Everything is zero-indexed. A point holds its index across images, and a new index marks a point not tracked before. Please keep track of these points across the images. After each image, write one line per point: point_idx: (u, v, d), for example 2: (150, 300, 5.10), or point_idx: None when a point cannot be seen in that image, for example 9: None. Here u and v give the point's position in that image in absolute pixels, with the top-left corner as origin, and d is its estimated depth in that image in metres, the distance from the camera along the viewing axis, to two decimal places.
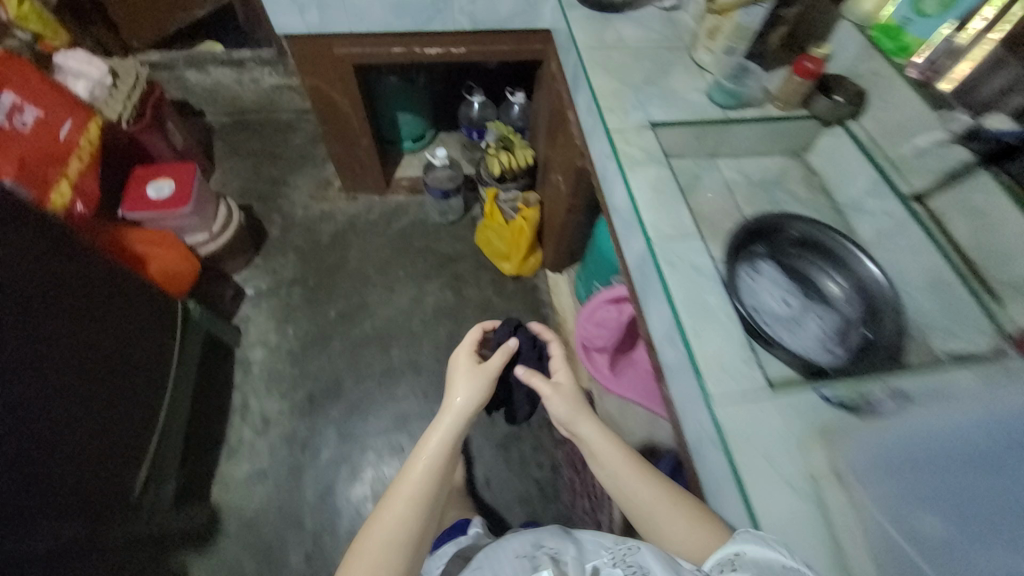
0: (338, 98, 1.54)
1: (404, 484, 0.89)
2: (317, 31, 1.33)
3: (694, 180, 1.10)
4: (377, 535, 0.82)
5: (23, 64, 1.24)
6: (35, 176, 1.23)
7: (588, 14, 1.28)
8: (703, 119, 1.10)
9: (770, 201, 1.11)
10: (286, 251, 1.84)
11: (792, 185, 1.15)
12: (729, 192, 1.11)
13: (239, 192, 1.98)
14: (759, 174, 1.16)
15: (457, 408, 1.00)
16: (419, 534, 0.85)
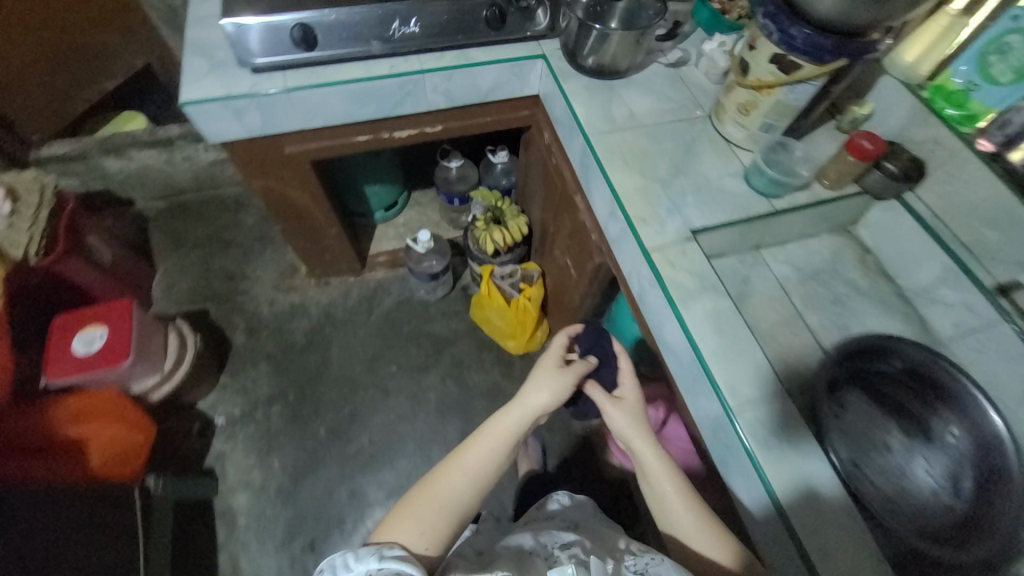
0: (297, 195, 1.29)
1: (468, 456, 0.90)
2: (261, 133, 1.09)
3: (744, 285, 0.93)
4: (437, 494, 0.85)
5: None
6: None
7: (586, 84, 1.09)
8: (747, 213, 0.93)
9: (830, 297, 0.96)
10: (257, 362, 1.59)
11: (849, 269, 1.00)
12: (785, 292, 0.95)
13: (188, 295, 1.70)
14: (811, 261, 1.00)
15: (528, 406, 0.95)
16: (464, 513, 0.86)
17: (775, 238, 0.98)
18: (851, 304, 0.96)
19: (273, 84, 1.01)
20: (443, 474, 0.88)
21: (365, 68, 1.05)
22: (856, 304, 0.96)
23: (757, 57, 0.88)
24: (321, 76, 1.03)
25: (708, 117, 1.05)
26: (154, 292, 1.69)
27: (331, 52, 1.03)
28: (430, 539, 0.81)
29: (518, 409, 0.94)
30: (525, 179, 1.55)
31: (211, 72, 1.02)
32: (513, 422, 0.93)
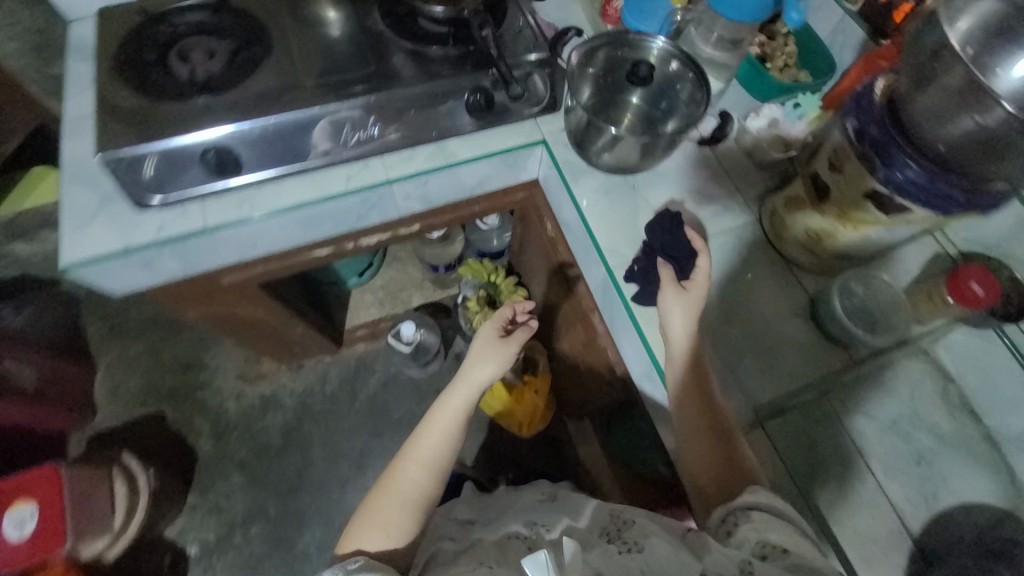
0: (246, 312, 1.05)
1: (421, 446, 0.82)
2: (185, 275, 0.84)
3: (811, 450, 0.75)
4: (391, 492, 0.79)
5: None
6: None
7: (602, 185, 0.85)
8: (818, 371, 0.74)
9: (914, 453, 0.79)
10: (228, 473, 1.41)
11: (928, 409, 0.81)
12: (857, 450, 0.77)
13: (140, 396, 1.47)
14: (888, 403, 0.80)
15: (472, 381, 0.86)
16: (431, 502, 0.81)
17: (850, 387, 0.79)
18: (935, 460, 0.78)
19: (187, 221, 0.75)
20: (397, 466, 0.81)
21: (311, 183, 0.78)
22: (940, 459, 0.79)
23: (842, 184, 0.65)
24: (250, 204, 0.76)
25: (761, 223, 0.82)
26: (99, 395, 1.46)
27: (261, 169, 0.76)
28: (399, 538, 0.77)
29: (462, 386, 0.85)
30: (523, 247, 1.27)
31: (99, 212, 0.75)
32: (461, 399, 0.85)
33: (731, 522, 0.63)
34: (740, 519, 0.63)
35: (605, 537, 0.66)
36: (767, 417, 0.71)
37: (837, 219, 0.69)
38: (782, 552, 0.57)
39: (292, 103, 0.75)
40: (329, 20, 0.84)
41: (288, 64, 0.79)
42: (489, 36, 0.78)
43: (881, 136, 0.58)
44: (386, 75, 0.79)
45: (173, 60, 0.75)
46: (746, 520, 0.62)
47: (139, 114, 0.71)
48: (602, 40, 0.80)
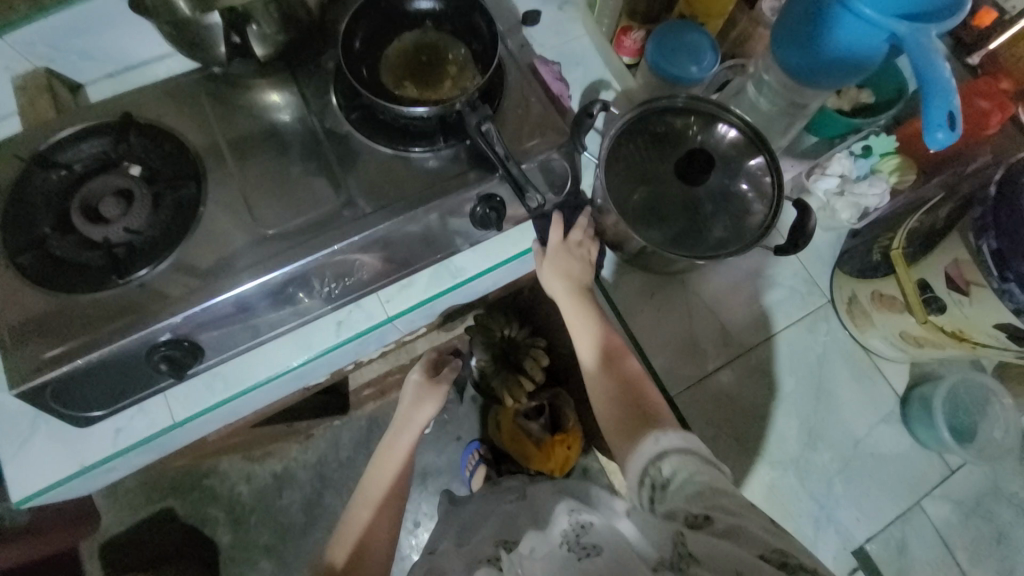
0: (241, 436, 0.93)
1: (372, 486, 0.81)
2: (165, 452, 0.72)
3: (901, 560, 0.66)
4: (347, 545, 0.76)
5: None
6: None
7: (643, 285, 0.70)
8: (914, 488, 0.68)
9: (996, 534, 0.68)
10: (256, 559, 1.36)
11: (1011, 477, 0.70)
12: (946, 546, 0.67)
13: (144, 492, 1.36)
14: (975, 485, 0.69)
15: (412, 422, 0.85)
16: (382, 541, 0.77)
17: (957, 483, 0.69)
18: None
19: (148, 421, 0.62)
20: (349, 517, 0.79)
21: (295, 344, 0.66)
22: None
23: (967, 308, 0.55)
24: (225, 382, 0.63)
25: (834, 308, 0.71)
26: (99, 499, 1.35)
27: (231, 345, 0.62)
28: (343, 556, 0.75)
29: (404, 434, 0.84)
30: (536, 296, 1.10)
31: (37, 426, 0.60)
32: (405, 443, 0.84)
33: (652, 482, 0.52)
34: (661, 478, 0.51)
35: (563, 540, 0.56)
36: (869, 555, 0.65)
37: (951, 338, 0.60)
38: (712, 517, 0.46)
39: (250, 266, 0.57)
40: (274, 115, 0.64)
41: (235, 198, 0.60)
42: (490, 131, 0.58)
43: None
44: (369, 195, 0.61)
45: (80, 223, 0.56)
46: (668, 477, 0.51)
47: (57, 317, 0.54)
48: (638, 113, 0.64)
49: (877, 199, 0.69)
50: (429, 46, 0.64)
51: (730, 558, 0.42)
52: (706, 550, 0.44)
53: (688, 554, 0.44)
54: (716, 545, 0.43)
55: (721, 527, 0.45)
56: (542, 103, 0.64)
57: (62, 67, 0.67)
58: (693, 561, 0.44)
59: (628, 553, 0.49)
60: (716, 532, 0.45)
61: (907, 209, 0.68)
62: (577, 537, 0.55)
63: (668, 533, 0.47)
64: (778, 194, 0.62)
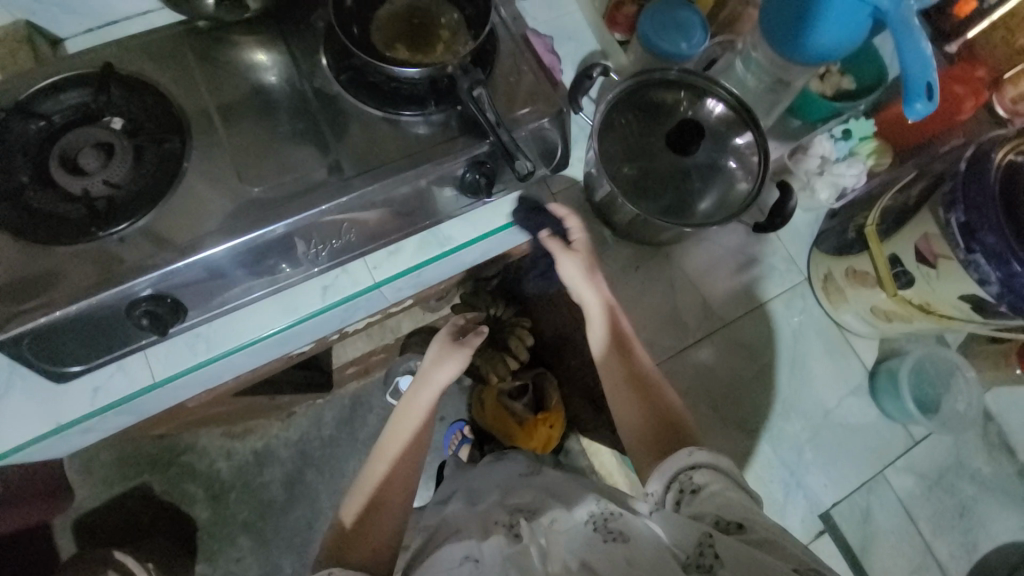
0: (222, 405, 0.92)
1: (387, 445, 0.73)
2: (143, 416, 0.70)
3: (866, 528, 0.69)
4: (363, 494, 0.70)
5: None
6: None
7: (631, 257, 0.72)
8: (881, 458, 0.71)
9: (957, 504, 0.72)
10: (235, 535, 1.35)
11: (972, 450, 0.74)
12: (910, 516, 0.71)
13: (120, 467, 1.34)
14: (939, 458, 0.73)
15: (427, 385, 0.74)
16: (392, 504, 0.70)
17: (924, 454, 0.72)
18: (983, 509, 0.72)
19: (130, 380, 0.61)
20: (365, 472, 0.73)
21: (280, 305, 0.65)
22: (984, 507, 0.72)
23: (935, 281, 0.59)
24: (208, 343, 0.63)
25: (810, 284, 0.73)
26: (72, 472, 1.32)
27: (214, 305, 0.62)
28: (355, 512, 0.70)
29: (424, 398, 0.74)
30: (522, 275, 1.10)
31: (12, 382, 0.59)
32: (419, 403, 0.74)
33: (681, 486, 0.56)
34: (692, 485, 0.55)
35: (590, 520, 0.60)
36: (836, 521, 0.68)
37: (918, 310, 0.63)
38: (745, 528, 0.49)
39: (237, 224, 0.56)
40: (260, 75, 0.63)
41: (221, 156, 0.59)
42: (482, 97, 0.59)
43: (1000, 249, 0.50)
44: (358, 160, 0.60)
45: (60, 176, 0.55)
46: (698, 485, 0.55)
47: (31, 270, 0.53)
48: (631, 85, 0.65)
49: (855, 179, 0.71)
50: (420, 9, 0.63)
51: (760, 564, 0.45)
52: (731, 552, 0.46)
53: (714, 557, 0.47)
54: (747, 552, 0.46)
55: (751, 537, 0.48)
56: (534, 72, 0.64)
57: (43, 20, 0.65)
58: (719, 561, 0.46)
59: (656, 543, 0.52)
60: (749, 540, 0.48)
61: (883, 190, 0.71)
62: (604, 520, 0.58)
63: (697, 532, 0.50)
64: (762, 170, 0.64)
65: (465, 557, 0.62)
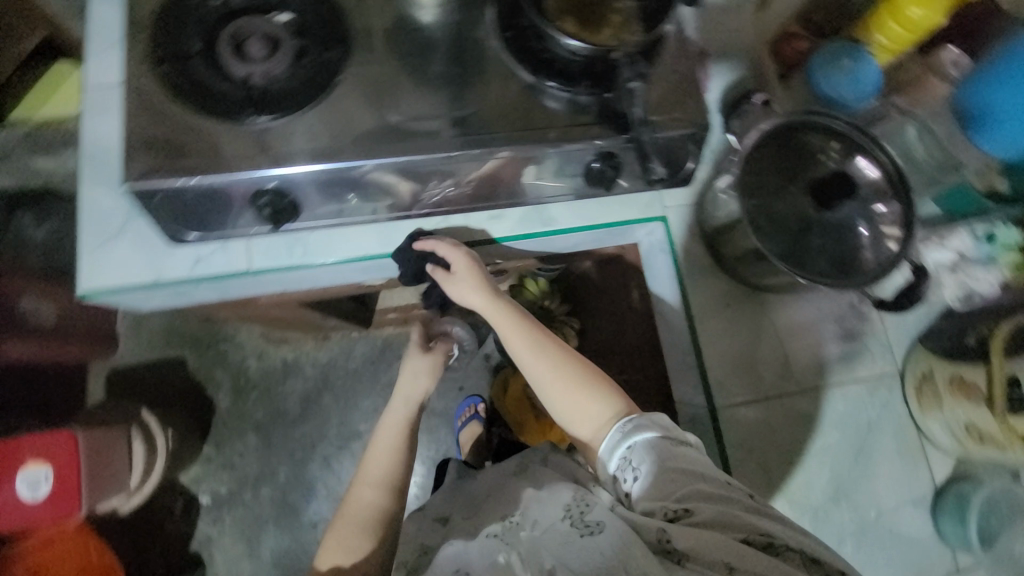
0: (281, 309, 0.95)
1: (369, 468, 0.79)
2: (219, 297, 0.73)
3: None
4: (359, 520, 0.75)
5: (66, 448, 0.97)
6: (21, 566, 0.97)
7: (725, 294, 0.69)
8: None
9: None
10: (244, 431, 1.41)
11: None
12: None
13: (162, 336, 1.41)
14: None
15: (409, 395, 0.87)
16: (387, 518, 0.77)
17: None
18: None
19: (227, 261, 0.64)
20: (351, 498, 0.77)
21: (378, 236, 0.67)
22: None
23: None
24: (303, 249, 0.65)
25: (901, 379, 0.69)
26: (121, 327, 1.41)
27: (321, 215, 0.63)
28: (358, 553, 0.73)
29: (401, 401, 0.86)
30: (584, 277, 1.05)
31: (125, 229, 0.62)
32: (403, 416, 0.85)
33: (625, 478, 0.57)
34: (634, 472, 0.57)
35: (566, 515, 0.58)
36: None
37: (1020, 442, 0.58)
38: (692, 509, 0.52)
39: (373, 146, 0.57)
40: (422, 11, 0.64)
41: (372, 78, 0.60)
42: (634, 91, 0.58)
43: None
44: (495, 116, 0.60)
45: (228, 57, 0.57)
46: (641, 471, 0.56)
47: (182, 133, 0.55)
48: (789, 122, 0.62)
49: (988, 288, 0.67)
50: None
51: (718, 550, 0.48)
52: (688, 539, 0.50)
53: (679, 550, 0.50)
54: (701, 533, 0.50)
55: (698, 517, 0.51)
56: (691, 82, 0.62)
57: None
58: (682, 553, 0.49)
59: (620, 534, 0.52)
60: (698, 521, 0.51)
61: (1013, 305, 0.66)
62: (581, 513, 0.57)
63: (654, 529, 0.52)
64: (898, 245, 0.59)
65: (454, 574, 0.58)
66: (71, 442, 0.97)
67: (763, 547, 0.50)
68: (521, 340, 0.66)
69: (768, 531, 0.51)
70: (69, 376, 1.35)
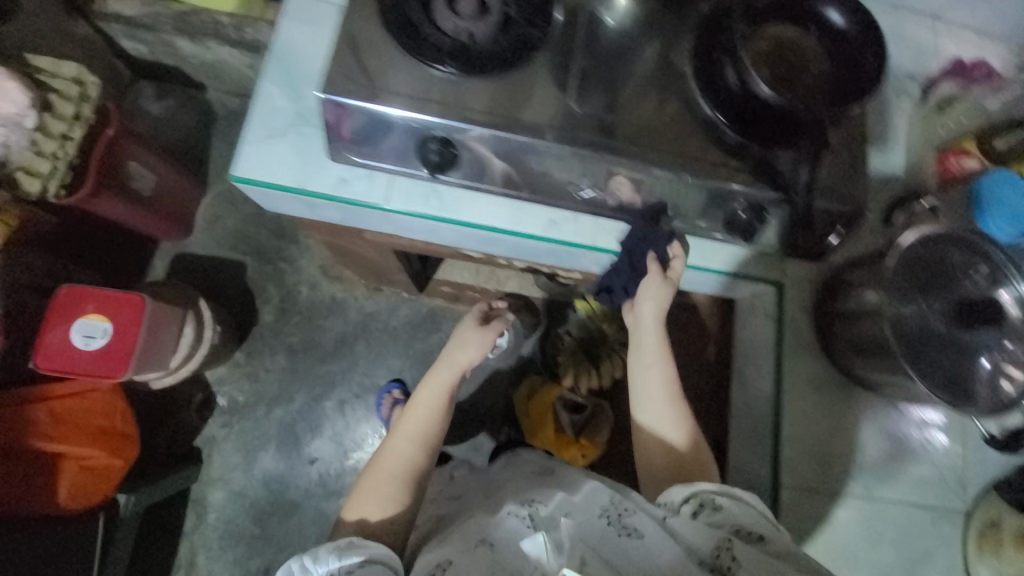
0: (367, 251, 0.98)
1: (409, 421, 0.79)
2: (336, 222, 0.76)
3: None
4: (393, 471, 0.74)
5: (128, 310, 1.01)
6: (41, 413, 0.96)
7: (818, 376, 0.68)
8: None
9: None
10: (276, 349, 1.44)
11: None
12: None
13: (232, 238, 1.47)
14: None
15: (454, 364, 0.84)
16: (420, 478, 0.75)
17: None
18: None
19: (368, 190, 0.66)
20: (388, 446, 0.77)
21: (510, 213, 0.67)
22: None
23: None
24: (439, 202, 0.66)
25: (965, 520, 0.67)
26: (199, 218, 1.47)
27: (469, 176, 0.65)
28: (388, 508, 0.72)
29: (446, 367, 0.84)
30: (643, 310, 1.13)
31: (288, 132, 0.65)
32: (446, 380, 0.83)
33: (700, 501, 0.62)
34: (712, 500, 0.62)
35: (603, 513, 0.60)
36: None
37: None
38: (762, 539, 0.57)
39: (546, 130, 0.59)
40: (614, 15, 0.66)
41: (558, 67, 0.62)
42: (785, 160, 0.61)
43: None
44: (664, 138, 0.61)
45: (439, 7, 0.60)
46: (718, 501, 0.61)
47: (376, 62, 0.59)
48: (943, 234, 0.62)
49: None
50: (799, 45, 0.63)
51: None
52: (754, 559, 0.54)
53: (733, 560, 0.54)
54: (771, 562, 0.54)
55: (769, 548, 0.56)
56: (858, 164, 0.63)
57: None
58: (738, 566, 0.54)
59: (668, 545, 0.56)
60: (768, 550, 0.56)
61: None
62: (619, 514, 0.59)
63: (717, 539, 0.57)
64: (1017, 391, 0.57)
65: (480, 542, 0.58)
66: (133, 302, 1.01)
67: None
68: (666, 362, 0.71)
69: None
70: (140, 247, 1.41)
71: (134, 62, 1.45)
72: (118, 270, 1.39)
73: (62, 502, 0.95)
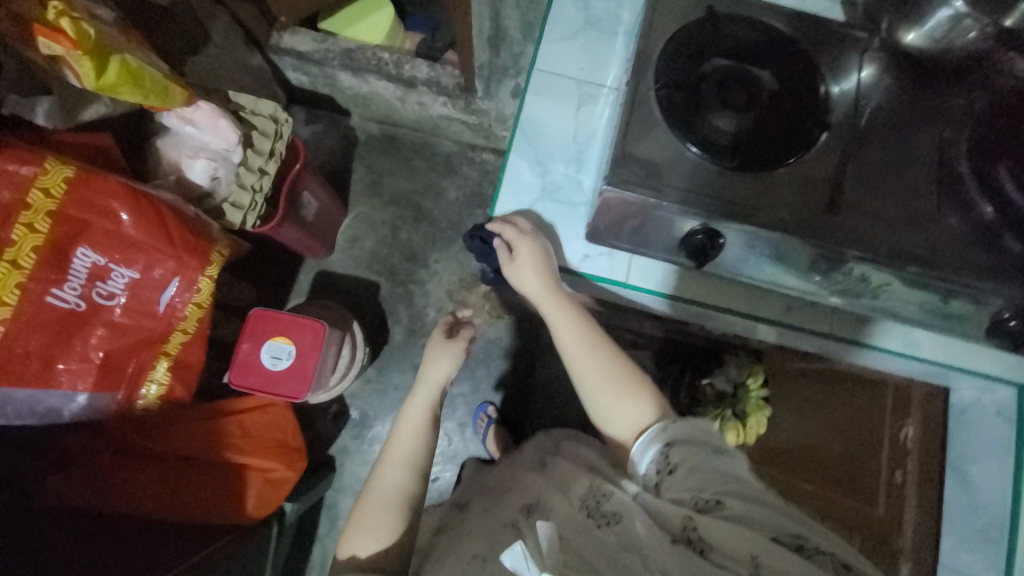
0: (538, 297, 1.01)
1: (394, 448, 0.90)
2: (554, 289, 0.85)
3: None
4: (386, 497, 0.85)
5: (311, 334, 1.08)
6: (233, 432, 1.08)
7: None
8: None
9: None
10: (403, 368, 1.50)
11: None
12: None
13: (369, 258, 1.55)
14: None
15: (434, 381, 0.95)
16: (410, 502, 0.86)
17: None
18: None
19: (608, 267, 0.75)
20: (376, 476, 0.88)
21: (743, 295, 0.74)
22: None
23: None
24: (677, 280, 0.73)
25: None
26: (339, 237, 1.56)
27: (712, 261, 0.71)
28: (382, 538, 0.82)
29: (425, 389, 0.95)
30: (802, 373, 1.10)
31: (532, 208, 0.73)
32: (427, 400, 0.95)
33: (660, 468, 0.67)
34: (669, 465, 0.67)
35: (583, 506, 0.69)
36: None
37: None
38: (721, 503, 0.63)
39: (811, 223, 0.62)
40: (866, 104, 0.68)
41: (817, 158, 0.65)
42: None
43: None
44: (932, 240, 0.62)
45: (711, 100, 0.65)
46: (675, 464, 0.66)
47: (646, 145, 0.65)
48: None
49: None
50: None
51: (744, 541, 0.59)
52: (712, 528, 0.61)
53: (702, 537, 0.60)
54: (727, 528, 0.60)
55: (727, 512, 0.62)
56: None
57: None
58: (705, 540, 0.60)
59: (640, 532, 0.63)
60: (725, 513, 0.62)
61: None
62: (596, 506, 0.68)
63: (681, 517, 0.62)
64: None
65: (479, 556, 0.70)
66: (316, 328, 1.08)
67: (795, 547, 0.60)
68: (571, 332, 0.76)
69: (798, 535, 0.61)
70: (289, 263, 1.52)
71: (291, 89, 1.54)
72: (269, 283, 1.50)
73: (248, 513, 1.04)
